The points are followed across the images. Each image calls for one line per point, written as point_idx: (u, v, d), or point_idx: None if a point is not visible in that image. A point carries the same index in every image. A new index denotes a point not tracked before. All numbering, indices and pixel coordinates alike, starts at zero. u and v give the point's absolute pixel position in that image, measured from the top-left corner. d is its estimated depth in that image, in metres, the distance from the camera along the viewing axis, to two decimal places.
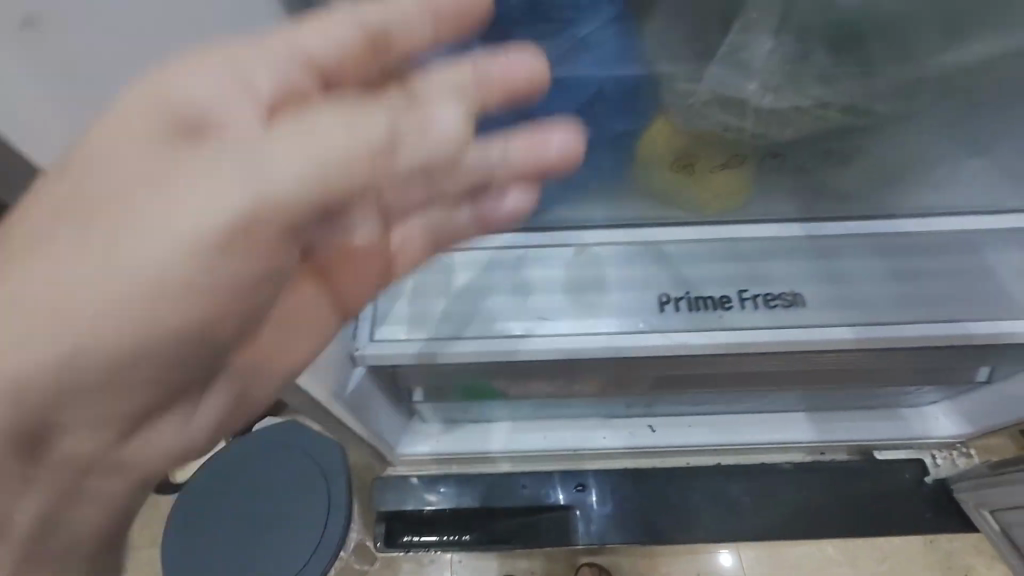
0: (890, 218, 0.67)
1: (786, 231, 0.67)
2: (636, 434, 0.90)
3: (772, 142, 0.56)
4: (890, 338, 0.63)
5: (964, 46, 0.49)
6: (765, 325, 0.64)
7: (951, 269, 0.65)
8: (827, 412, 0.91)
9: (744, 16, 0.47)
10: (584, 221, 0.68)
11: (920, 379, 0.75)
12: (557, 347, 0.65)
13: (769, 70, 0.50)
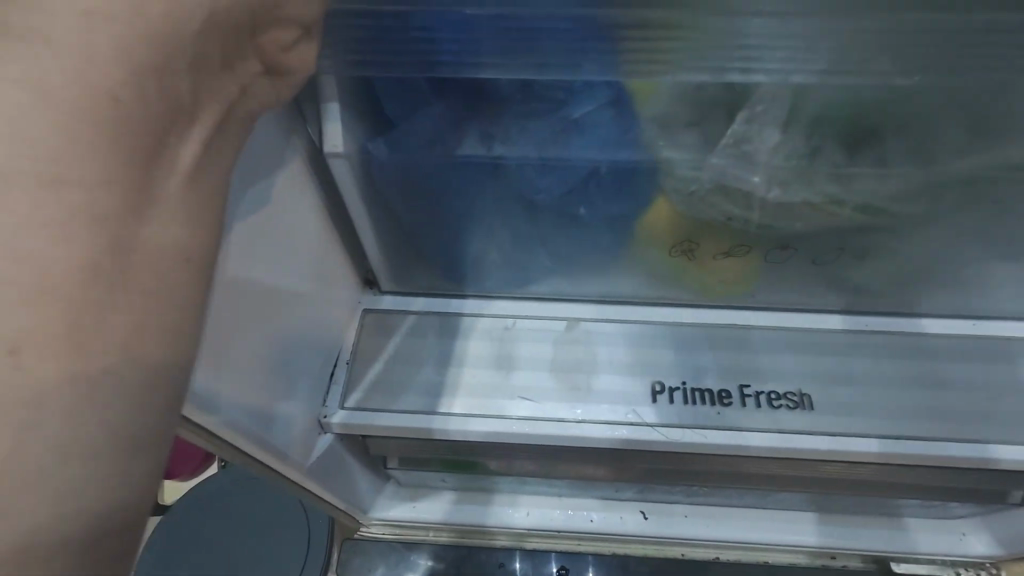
0: (910, 316, 0.62)
1: (794, 322, 0.62)
2: (626, 521, 0.83)
3: (779, 234, 0.53)
4: (916, 453, 0.56)
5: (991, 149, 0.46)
6: (769, 428, 0.58)
7: (983, 382, 0.58)
8: (838, 515, 0.82)
9: (748, 108, 0.44)
10: (577, 295, 0.65)
11: (944, 495, 0.67)
12: (538, 431, 0.59)
13: (775, 166, 0.46)
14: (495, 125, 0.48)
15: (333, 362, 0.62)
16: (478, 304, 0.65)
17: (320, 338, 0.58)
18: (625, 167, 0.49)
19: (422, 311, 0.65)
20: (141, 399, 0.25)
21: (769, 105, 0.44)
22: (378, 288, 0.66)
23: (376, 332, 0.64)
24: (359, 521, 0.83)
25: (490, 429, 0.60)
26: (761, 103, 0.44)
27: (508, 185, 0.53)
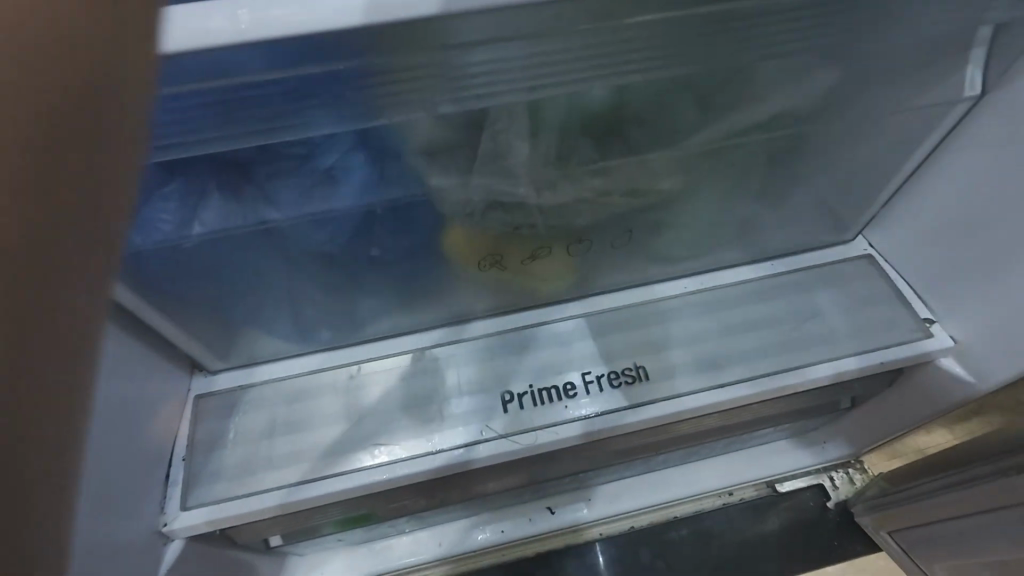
0: (718, 270, 0.68)
1: (621, 301, 0.66)
2: (536, 520, 0.85)
3: (570, 230, 0.56)
4: (743, 395, 0.62)
5: (725, 117, 0.51)
6: (614, 408, 0.61)
7: (785, 313, 0.65)
8: (724, 457, 0.88)
9: (491, 128, 0.45)
10: (414, 327, 0.65)
11: (792, 417, 0.74)
12: (400, 474, 0.58)
13: (537, 172, 0.48)
14: (247, 185, 0.45)
15: (166, 463, 0.56)
16: (318, 359, 0.63)
17: (151, 442, 0.53)
18: (400, 202, 0.49)
19: (260, 380, 0.62)
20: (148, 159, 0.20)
21: (509, 123, 0.45)
22: (207, 369, 0.62)
23: (212, 417, 0.60)
24: None
25: (344, 484, 0.57)
26: (501, 121, 0.44)
27: (294, 241, 0.51)
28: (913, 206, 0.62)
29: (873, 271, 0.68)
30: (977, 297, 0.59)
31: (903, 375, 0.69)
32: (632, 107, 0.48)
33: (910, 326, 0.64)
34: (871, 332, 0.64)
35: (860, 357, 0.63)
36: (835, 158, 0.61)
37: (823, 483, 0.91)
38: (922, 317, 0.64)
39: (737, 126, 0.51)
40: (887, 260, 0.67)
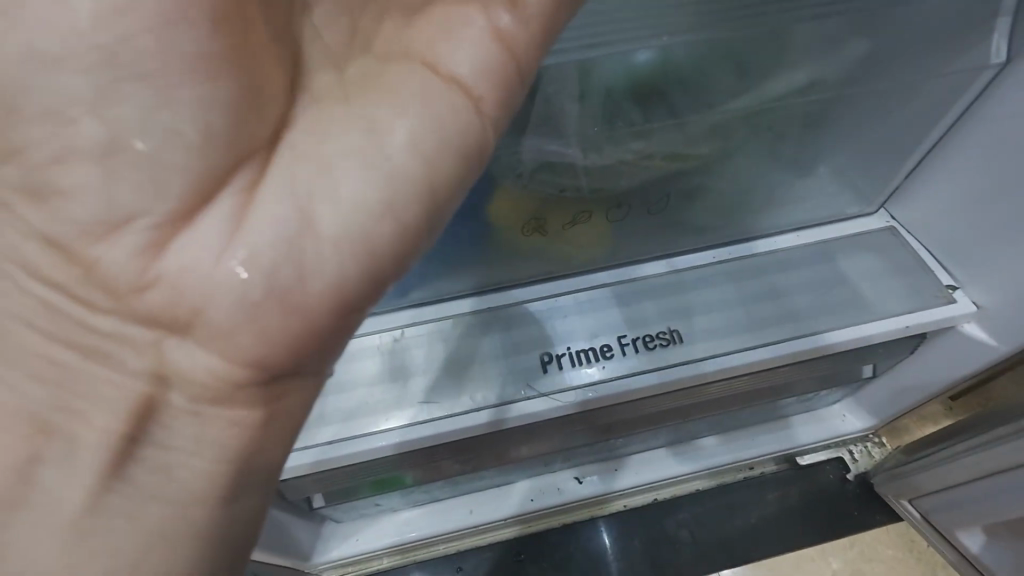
0: (748, 239, 0.70)
1: (654, 268, 0.68)
2: (564, 490, 0.87)
3: (610, 194, 0.59)
4: (777, 355, 0.64)
5: (761, 83, 0.53)
6: (649, 368, 0.63)
7: (814, 280, 0.67)
8: (746, 430, 0.91)
9: (544, 91, 0.48)
10: (453, 293, 0.67)
11: (815, 386, 0.76)
12: (449, 428, 0.61)
13: (583, 133, 0.51)
14: None
15: None
16: (363, 322, 0.65)
17: None
18: None
19: None
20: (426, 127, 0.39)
21: (561, 84, 0.47)
22: None
23: None
24: (304, 571, 0.80)
25: (393, 438, 0.60)
26: (555, 83, 0.47)
27: None
28: (936, 176, 0.65)
29: (896, 242, 0.70)
30: (1000, 259, 0.61)
31: (927, 342, 0.71)
32: (675, 71, 0.50)
33: (933, 292, 0.66)
34: (897, 297, 0.66)
35: (886, 321, 0.65)
36: (860, 127, 0.64)
37: (843, 457, 0.93)
38: (945, 284, 0.66)
39: (774, 93, 0.54)
40: (909, 230, 0.70)
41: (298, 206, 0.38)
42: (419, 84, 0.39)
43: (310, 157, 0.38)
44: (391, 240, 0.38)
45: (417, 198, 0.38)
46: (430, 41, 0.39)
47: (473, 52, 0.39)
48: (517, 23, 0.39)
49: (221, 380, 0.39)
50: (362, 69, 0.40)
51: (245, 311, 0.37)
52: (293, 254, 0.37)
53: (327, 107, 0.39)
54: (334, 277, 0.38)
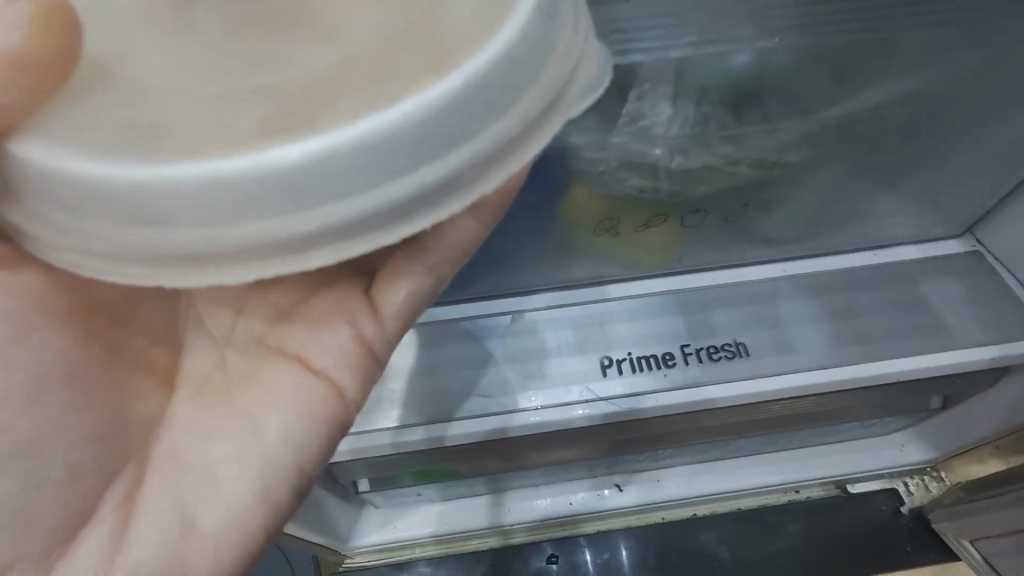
0: (826, 254, 0.67)
1: (723, 278, 0.66)
2: (604, 496, 0.86)
3: (689, 199, 0.57)
4: (851, 376, 0.61)
5: (857, 93, 0.51)
6: (712, 380, 0.61)
7: (892, 302, 0.64)
8: (796, 450, 0.88)
9: (637, 87, 0.47)
10: (513, 289, 0.67)
11: (881, 412, 0.73)
12: (513, 424, 0.61)
13: (673, 136, 0.50)
14: None
15: None
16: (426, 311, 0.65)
17: None
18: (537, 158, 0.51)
19: None
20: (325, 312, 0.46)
21: (655, 83, 0.47)
22: None
23: None
24: (342, 553, 0.81)
25: (451, 429, 0.60)
26: (647, 81, 0.46)
27: None
28: None
29: (980, 268, 0.65)
30: None
31: (1007, 376, 0.68)
32: (772, 75, 0.48)
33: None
34: (983, 326, 0.62)
35: (970, 350, 0.61)
36: (950, 145, 0.61)
37: (897, 489, 0.89)
38: None
39: (871, 102, 0.52)
40: (995, 256, 0.65)
41: (203, 463, 0.43)
42: (287, 388, 0.43)
43: (242, 335, 0.46)
44: (293, 475, 0.43)
45: (315, 449, 0.44)
46: (302, 341, 0.45)
47: (339, 354, 0.45)
48: (377, 330, 0.46)
49: (209, 483, 0.42)
50: (243, 355, 0.45)
51: (133, 549, 0.41)
52: (188, 511, 0.42)
53: (225, 377, 0.45)
54: (318, 391, 0.44)
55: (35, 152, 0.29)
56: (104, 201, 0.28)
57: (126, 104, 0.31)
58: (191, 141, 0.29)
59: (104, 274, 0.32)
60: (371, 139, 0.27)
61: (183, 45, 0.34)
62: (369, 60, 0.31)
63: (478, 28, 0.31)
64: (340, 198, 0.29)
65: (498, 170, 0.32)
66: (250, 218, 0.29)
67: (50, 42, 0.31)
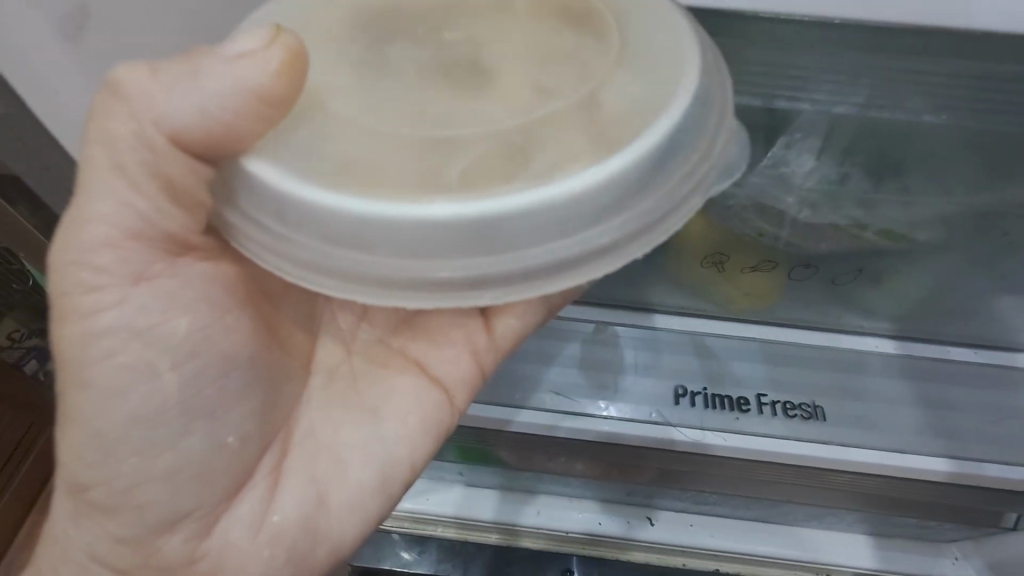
0: (919, 340, 0.66)
1: (810, 338, 0.67)
2: (633, 525, 0.85)
3: (802, 253, 0.58)
4: (930, 468, 0.59)
5: (1003, 188, 0.50)
6: (785, 435, 0.61)
7: (988, 406, 0.61)
8: (843, 534, 0.84)
9: (787, 134, 0.49)
10: (605, 301, 0.70)
11: (945, 514, 0.70)
12: (565, 425, 0.62)
13: (807, 187, 0.52)
14: None
15: None
16: None
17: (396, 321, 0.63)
18: None
19: None
20: (441, 326, 0.51)
21: (806, 134, 0.49)
22: None
23: None
24: None
25: (519, 415, 0.63)
26: (800, 131, 0.49)
27: None
28: None
29: None
30: None
31: None
32: (925, 149, 0.49)
33: None
34: None
35: None
36: None
37: None
38: None
39: (1018, 198, 0.51)
40: None
41: (337, 449, 0.48)
42: (407, 391, 0.49)
43: (370, 325, 0.52)
44: (405, 469, 0.49)
45: (424, 449, 0.50)
46: (423, 351, 0.51)
47: (453, 364, 0.51)
48: (489, 343, 0.52)
49: (343, 469, 0.48)
50: (365, 358, 0.51)
51: (276, 514, 0.46)
52: (321, 487, 0.47)
53: (350, 371, 0.50)
54: (430, 399, 0.50)
55: (257, 164, 0.34)
56: (328, 220, 0.33)
57: (335, 136, 0.35)
58: (397, 181, 0.33)
59: (302, 282, 0.36)
60: (559, 205, 0.32)
61: (383, 65, 0.38)
62: (544, 125, 0.34)
63: (641, 113, 0.35)
64: (524, 247, 0.34)
65: (652, 237, 0.36)
66: (448, 254, 0.33)
67: (288, 79, 0.34)
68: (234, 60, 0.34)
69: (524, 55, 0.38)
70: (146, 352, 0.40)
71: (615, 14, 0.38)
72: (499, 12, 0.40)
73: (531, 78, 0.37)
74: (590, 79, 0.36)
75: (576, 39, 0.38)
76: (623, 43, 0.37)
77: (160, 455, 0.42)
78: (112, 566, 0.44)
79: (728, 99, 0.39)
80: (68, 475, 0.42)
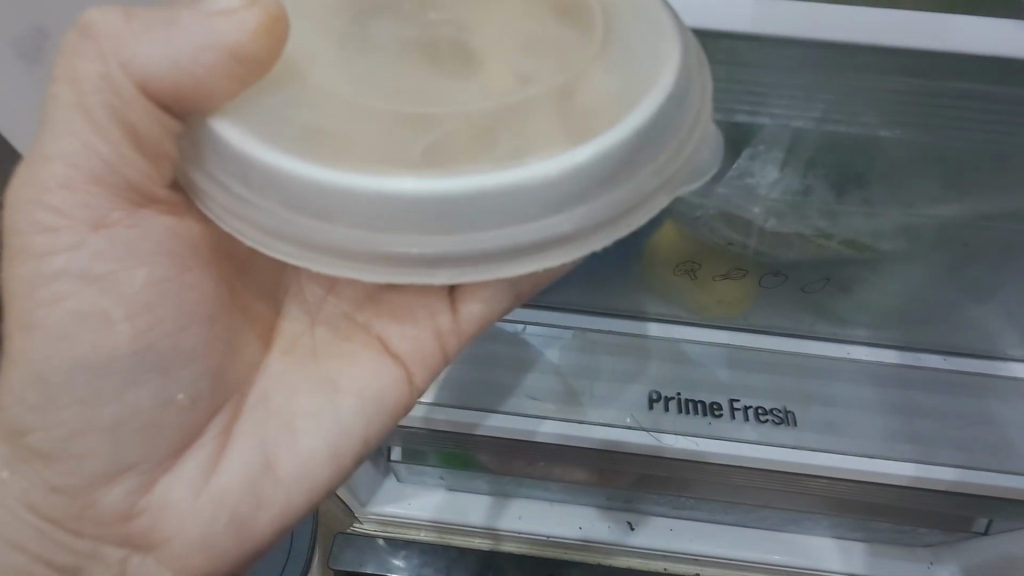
0: (889, 347, 0.68)
1: (781, 345, 0.68)
2: (614, 530, 0.85)
3: (773, 262, 0.59)
4: (897, 473, 0.60)
5: (961, 200, 0.52)
6: (755, 440, 0.62)
7: (953, 411, 0.63)
8: (820, 538, 0.84)
9: (752, 147, 0.50)
10: (582, 308, 0.71)
11: (916, 518, 0.71)
12: (538, 429, 0.63)
13: (773, 198, 0.53)
14: None
15: None
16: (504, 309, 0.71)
17: None
18: None
19: None
20: (407, 308, 0.50)
21: (769, 147, 0.50)
22: None
23: None
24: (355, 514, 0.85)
25: (496, 420, 0.64)
26: (763, 143, 0.50)
27: None
28: None
29: None
30: None
31: None
32: (885, 162, 0.50)
33: None
34: None
35: None
36: None
37: None
38: None
39: (975, 210, 0.53)
40: None
41: (291, 416, 0.48)
42: (366, 369, 0.49)
43: (338, 296, 0.51)
44: (358, 446, 0.49)
45: (377, 426, 0.49)
46: (385, 329, 0.50)
47: (415, 344, 0.50)
48: (452, 326, 0.51)
49: (296, 440, 0.47)
50: (328, 329, 0.51)
51: (222, 476, 0.46)
52: (270, 455, 0.47)
53: (316, 345, 0.50)
54: (388, 380, 0.49)
55: (227, 127, 0.34)
56: (290, 186, 0.33)
57: (308, 106, 0.35)
58: (363, 154, 0.33)
59: (257, 245, 0.37)
60: (522, 187, 0.33)
61: (357, 38, 0.39)
62: (511, 110, 0.35)
63: (615, 106, 0.35)
64: (484, 227, 0.34)
65: (614, 233, 0.37)
66: (406, 230, 0.34)
67: (267, 43, 0.35)
68: (210, 21, 0.35)
69: (511, 42, 0.39)
70: (101, 299, 0.40)
71: (604, 8, 0.40)
72: (487, 8, 0.41)
73: (514, 71, 0.37)
74: (569, 69, 0.37)
75: (563, 32, 0.39)
76: (607, 34, 0.38)
77: (106, 406, 0.42)
78: (45, 516, 0.44)
79: (705, 102, 0.40)
80: (9, 418, 0.42)
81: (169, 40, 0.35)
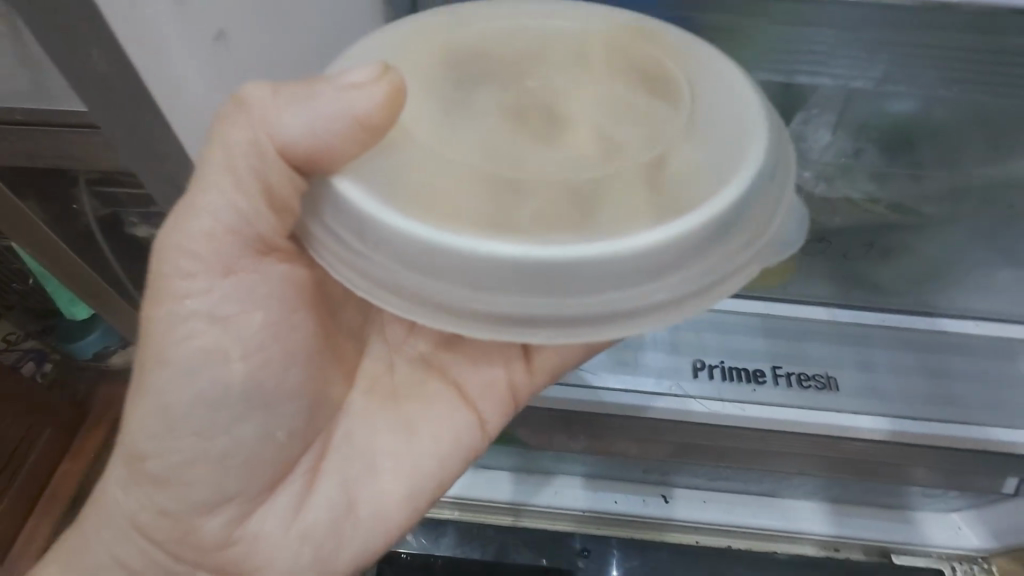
0: (921, 314, 0.68)
1: (822, 312, 0.68)
2: (650, 505, 0.86)
3: (819, 229, 0.60)
4: (941, 432, 0.61)
5: (1005, 161, 0.53)
6: (797, 404, 0.63)
7: (988, 376, 0.63)
8: (846, 505, 0.87)
9: (806, 110, 0.52)
10: None
11: (945, 480, 0.73)
12: (590, 395, 0.65)
13: (824, 162, 0.55)
14: None
15: None
16: None
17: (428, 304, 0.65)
18: None
19: None
20: (488, 358, 0.53)
21: (822, 111, 0.52)
22: None
23: None
24: None
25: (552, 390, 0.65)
26: (816, 107, 0.52)
27: None
28: None
29: None
30: None
31: None
32: (933, 124, 0.52)
33: None
34: None
35: None
36: None
37: None
38: None
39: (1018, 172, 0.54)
40: None
41: (375, 452, 0.50)
42: (443, 414, 0.51)
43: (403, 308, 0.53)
44: (432, 487, 0.50)
45: (452, 469, 0.51)
46: (463, 375, 0.52)
47: (490, 392, 0.52)
48: (526, 378, 0.53)
49: (383, 458, 0.50)
50: (409, 374, 0.52)
51: (314, 490, 0.49)
52: (351, 494, 0.49)
53: (400, 390, 0.51)
54: (463, 429, 0.51)
55: (348, 187, 0.36)
56: (405, 246, 0.34)
57: (421, 169, 0.36)
58: (471, 218, 0.34)
59: (367, 296, 0.37)
60: (623, 256, 0.34)
61: (462, 93, 0.40)
62: (611, 179, 0.36)
63: (705, 177, 0.36)
64: (585, 293, 0.35)
65: (708, 298, 0.37)
66: (508, 289, 0.35)
67: (388, 111, 0.35)
68: (342, 93, 0.35)
69: (599, 110, 0.40)
70: (209, 326, 0.42)
71: (688, 83, 0.40)
72: (576, 66, 0.42)
73: (601, 139, 0.38)
74: (658, 147, 0.38)
75: (648, 102, 0.40)
76: (693, 112, 0.39)
77: (215, 438, 0.44)
78: (144, 530, 0.46)
79: (783, 182, 0.40)
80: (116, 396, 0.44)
81: (306, 111, 0.36)
